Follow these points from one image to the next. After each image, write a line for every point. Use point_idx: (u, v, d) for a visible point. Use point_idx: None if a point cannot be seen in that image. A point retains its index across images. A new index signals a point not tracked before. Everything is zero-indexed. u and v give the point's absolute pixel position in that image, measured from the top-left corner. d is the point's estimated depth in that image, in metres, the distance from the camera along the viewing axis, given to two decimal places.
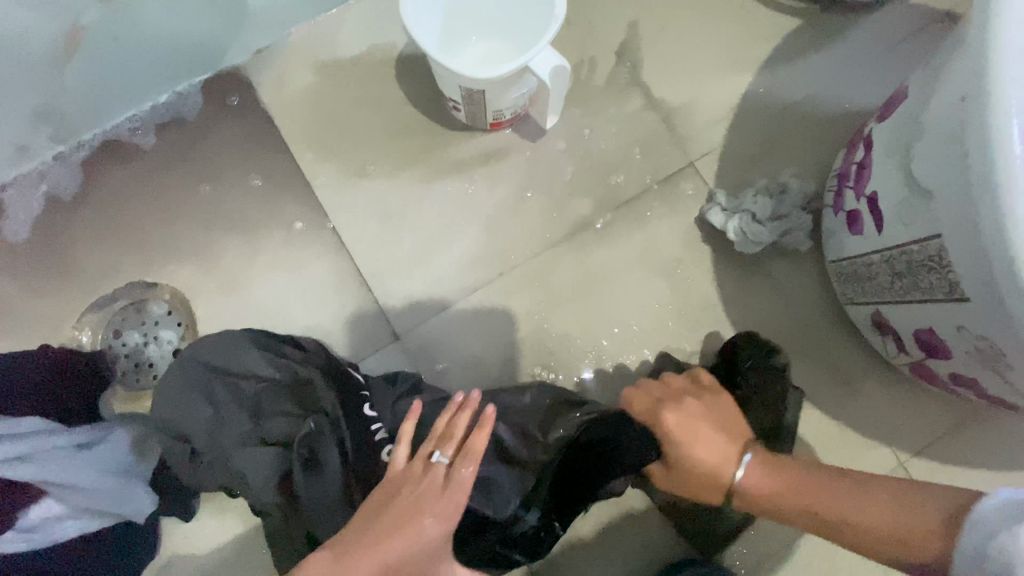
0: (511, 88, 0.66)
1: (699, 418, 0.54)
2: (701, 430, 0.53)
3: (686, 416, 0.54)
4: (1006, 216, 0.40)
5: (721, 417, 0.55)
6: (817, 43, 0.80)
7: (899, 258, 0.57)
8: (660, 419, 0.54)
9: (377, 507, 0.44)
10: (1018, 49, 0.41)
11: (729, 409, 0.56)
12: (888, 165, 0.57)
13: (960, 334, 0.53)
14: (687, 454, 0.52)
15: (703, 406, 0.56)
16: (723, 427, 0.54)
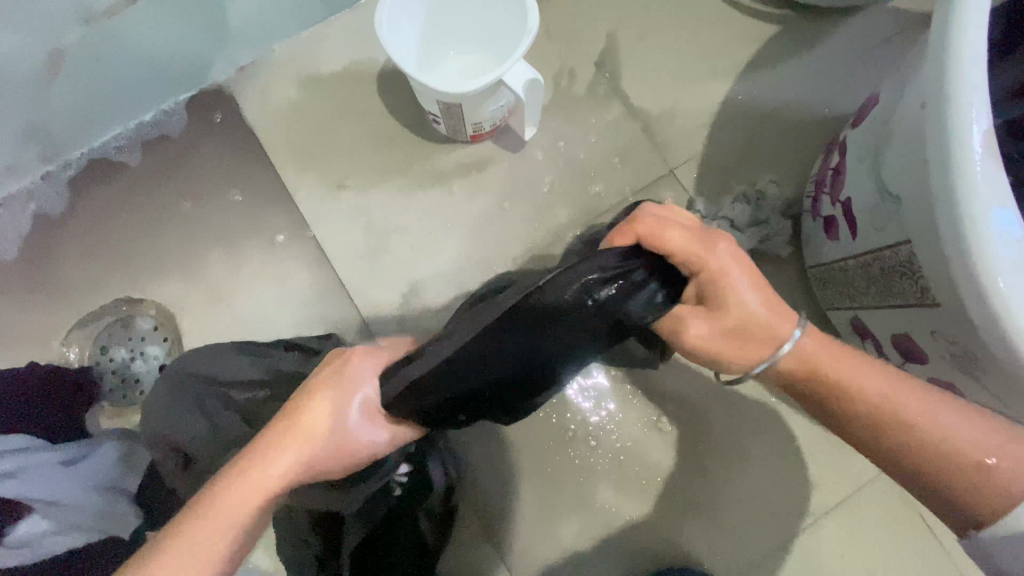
0: (487, 101, 0.67)
1: (743, 256, 0.48)
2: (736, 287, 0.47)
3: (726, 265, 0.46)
4: (963, 218, 0.40)
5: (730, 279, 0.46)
6: (795, 49, 0.80)
7: (874, 264, 0.57)
8: (716, 249, 0.47)
9: (280, 482, 0.44)
10: (977, 49, 0.40)
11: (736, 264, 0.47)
12: (860, 171, 0.57)
13: (934, 340, 0.53)
14: (734, 295, 0.46)
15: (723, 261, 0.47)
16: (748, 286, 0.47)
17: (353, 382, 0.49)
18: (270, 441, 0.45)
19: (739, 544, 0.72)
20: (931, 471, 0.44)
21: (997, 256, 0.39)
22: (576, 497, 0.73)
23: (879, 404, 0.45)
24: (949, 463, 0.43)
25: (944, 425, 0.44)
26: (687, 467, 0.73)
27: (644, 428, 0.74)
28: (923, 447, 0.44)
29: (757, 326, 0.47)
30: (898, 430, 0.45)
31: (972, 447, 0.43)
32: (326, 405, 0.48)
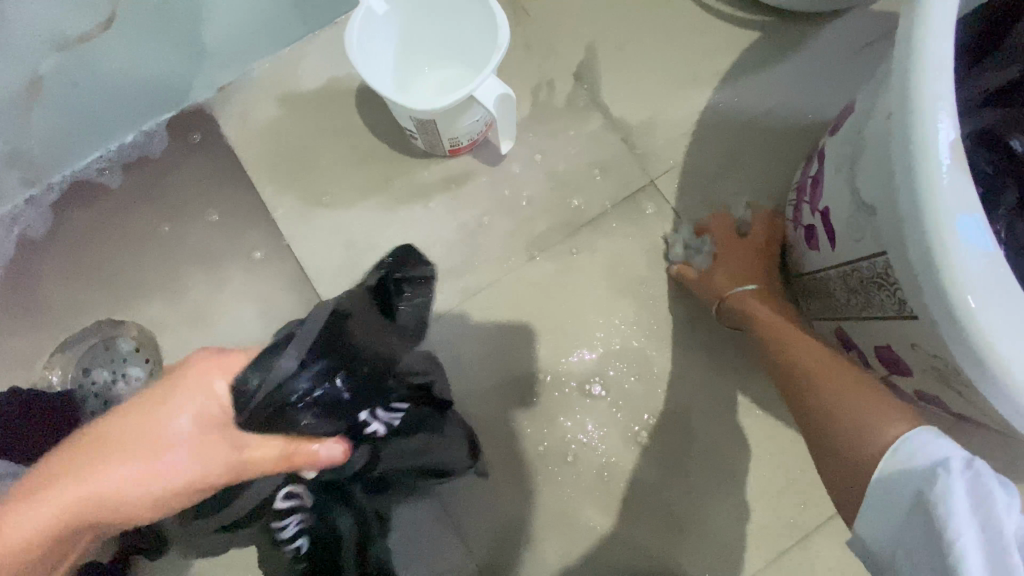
0: (462, 116, 0.66)
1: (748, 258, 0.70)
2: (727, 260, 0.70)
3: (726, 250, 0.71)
4: (928, 223, 0.38)
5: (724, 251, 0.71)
6: (777, 55, 0.79)
7: (853, 274, 0.56)
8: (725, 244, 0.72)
9: (92, 494, 0.38)
10: (943, 50, 0.39)
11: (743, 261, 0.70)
12: (837, 180, 0.56)
13: (914, 352, 0.51)
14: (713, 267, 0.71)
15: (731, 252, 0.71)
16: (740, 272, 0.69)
17: (188, 385, 0.39)
18: (94, 446, 0.39)
19: (727, 561, 0.71)
20: (830, 435, 0.48)
21: (963, 269, 0.37)
22: (559, 515, 0.72)
23: (808, 371, 0.53)
24: (846, 432, 0.46)
25: (851, 400, 0.48)
26: (674, 483, 0.72)
27: (629, 443, 0.73)
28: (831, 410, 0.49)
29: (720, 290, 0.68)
30: (812, 381, 0.52)
31: (870, 421, 0.45)
32: (159, 412, 0.39)
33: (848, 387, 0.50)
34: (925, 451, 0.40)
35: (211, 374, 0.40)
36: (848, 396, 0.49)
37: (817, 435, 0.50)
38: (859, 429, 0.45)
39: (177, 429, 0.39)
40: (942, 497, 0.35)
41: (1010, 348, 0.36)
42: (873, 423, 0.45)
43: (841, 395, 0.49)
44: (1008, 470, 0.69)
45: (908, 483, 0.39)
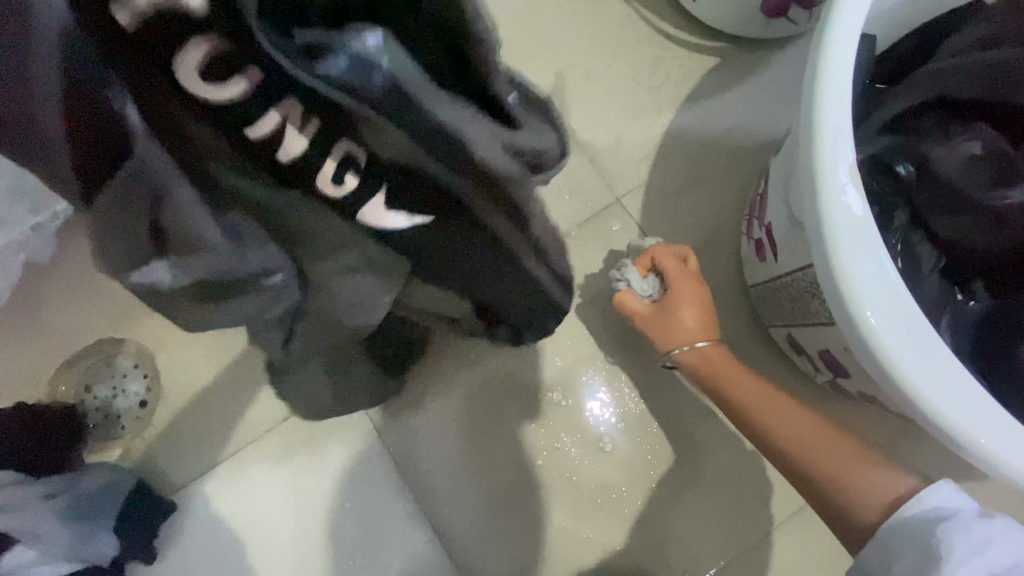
0: None
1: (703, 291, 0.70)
2: (684, 293, 0.68)
3: (681, 283, 0.69)
4: (828, 239, 0.42)
5: (683, 283, 0.69)
6: (732, 80, 0.85)
7: (792, 284, 0.61)
8: (683, 278, 0.70)
9: None
10: (841, 86, 0.44)
11: (695, 293, 0.69)
12: (776, 198, 0.61)
13: (847, 356, 0.56)
14: (677, 305, 0.68)
15: (689, 280, 0.70)
16: (701, 309, 0.68)
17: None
18: None
19: (693, 557, 0.76)
20: (821, 491, 0.49)
21: (857, 281, 0.41)
22: (535, 516, 0.77)
23: (793, 435, 0.53)
24: (845, 495, 0.47)
25: (832, 469, 0.49)
26: (640, 483, 0.77)
27: (599, 447, 0.78)
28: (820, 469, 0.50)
29: (689, 336, 0.67)
30: (798, 459, 0.52)
31: (860, 489, 0.46)
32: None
33: (829, 440, 0.51)
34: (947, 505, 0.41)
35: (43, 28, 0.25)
36: (833, 463, 0.49)
37: (812, 493, 0.51)
38: (853, 499, 0.46)
39: None
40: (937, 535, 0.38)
41: (910, 361, 0.41)
42: (866, 479, 0.46)
43: (830, 455, 0.50)
44: (958, 465, 0.73)
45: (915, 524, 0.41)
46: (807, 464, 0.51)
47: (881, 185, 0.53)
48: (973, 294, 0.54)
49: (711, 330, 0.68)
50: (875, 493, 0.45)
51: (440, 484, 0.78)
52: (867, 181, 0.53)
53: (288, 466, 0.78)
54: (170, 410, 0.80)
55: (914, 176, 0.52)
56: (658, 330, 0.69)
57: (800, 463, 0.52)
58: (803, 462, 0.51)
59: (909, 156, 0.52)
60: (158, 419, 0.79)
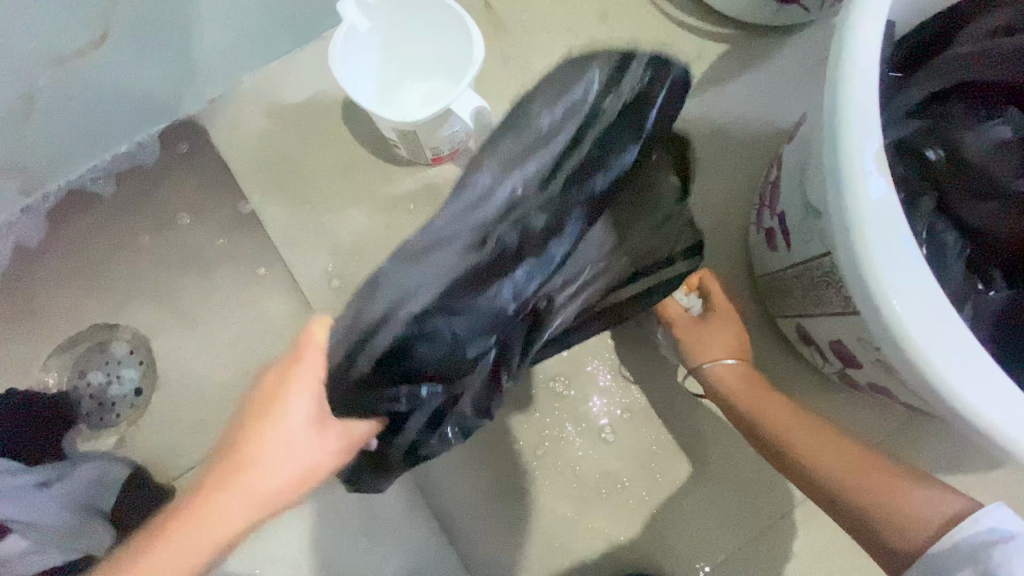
0: (442, 127, 0.70)
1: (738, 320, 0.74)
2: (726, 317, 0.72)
3: (724, 310, 0.73)
4: (853, 225, 0.42)
5: (726, 311, 0.73)
6: (741, 67, 0.84)
7: (805, 274, 0.60)
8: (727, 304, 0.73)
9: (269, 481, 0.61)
10: (867, 68, 0.43)
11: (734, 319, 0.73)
12: (790, 187, 0.60)
13: (862, 346, 0.55)
14: (721, 329, 0.71)
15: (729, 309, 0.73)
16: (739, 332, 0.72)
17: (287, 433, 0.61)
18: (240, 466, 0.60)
19: (697, 548, 0.76)
20: (865, 519, 0.50)
21: (884, 267, 0.41)
22: (539, 507, 0.76)
23: (839, 470, 0.53)
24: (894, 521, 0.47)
25: (881, 493, 0.49)
26: (646, 473, 0.77)
27: (603, 438, 0.77)
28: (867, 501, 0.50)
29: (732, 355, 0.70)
30: (845, 488, 0.52)
31: (914, 511, 0.47)
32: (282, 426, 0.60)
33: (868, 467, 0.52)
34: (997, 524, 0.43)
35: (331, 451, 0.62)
36: (877, 486, 0.50)
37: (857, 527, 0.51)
38: (910, 523, 0.47)
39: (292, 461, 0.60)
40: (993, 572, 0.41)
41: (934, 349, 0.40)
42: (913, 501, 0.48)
43: (873, 485, 0.50)
44: (962, 456, 0.73)
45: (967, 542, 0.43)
46: (854, 491, 0.51)
47: (911, 171, 0.52)
48: (993, 284, 0.54)
49: (739, 348, 0.70)
50: (930, 510, 0.46)
51: (443, 474, 0.77)
52: (896, 166, 0.52)
53: None
54: (165, 398, 0.78)
55: (945, 161, 0.51)
56: (697, 342, 0.70)
57: (845, 492, 0.52)
58: (849, 491, 0.51)
59: (940, 141, 0.51)
60: (154, 409, 0.77)
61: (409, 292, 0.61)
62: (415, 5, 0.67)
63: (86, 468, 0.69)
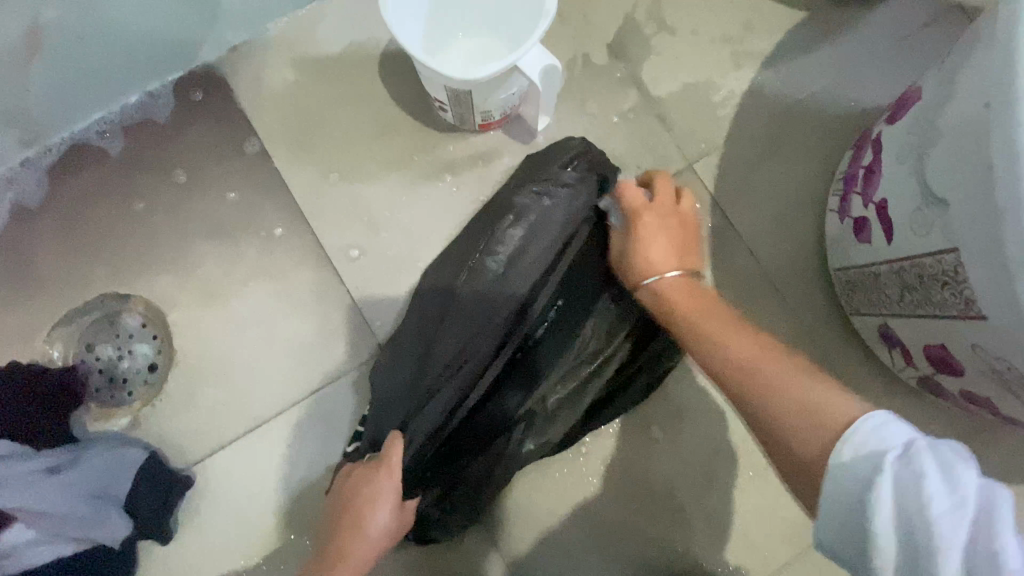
0: (500, 89, 0.63)
1: (674, 224, 0.57)
2: (643, 236, 0.56)
3: (649, 222, 0.57)
4: None
5: (667, 218, 0.57)
6: (822, 35, 0.76)
7: (909, 271, 0.54)
8: (680, 206, 0.58)
9: (376, 526, 0.55)
10: None
11: (687, 231, 0.57)
12: (899, 173, 0.54)
13: (975, 353, 0.50)
14: (647, 248, 0.56)
15: (658, 203, 0.58)
16: (662, 235, 0.56)
17: (374, 492, 0.55)
18: (351, 526, 0.55)
19: (755, 559, 0.70)
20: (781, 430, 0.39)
21: None
22: (581, 511, 0.70)
23: (734, 359, 0.44)
24: (808, 411, 0.38)
25: (778, 373, 0.41)
26: (700, 479, 0.71)
27: (655, 436, 0.71)
28: (745, 378, 0.42)
29: (658, 271, 0.55)
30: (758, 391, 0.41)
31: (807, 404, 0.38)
32: (372, 498, 0.55)
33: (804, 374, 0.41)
34: (886, 431, 0.34)
35: (410, 508, 0.58)
36: (796, 382, 0.40)
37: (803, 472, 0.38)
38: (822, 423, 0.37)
39: (385, 516, 0.55)
40: (996, 501, 0.29)
41: None
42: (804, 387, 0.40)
43: (782, 382, 0.41)
44: None
45: (864, 480, 0.33)
46: (763, 385, 0.41)
47: None
48: None
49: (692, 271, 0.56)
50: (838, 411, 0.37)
51: None
52: None
53: (314, 445, 0.70)
54: (181, 378, 0.71)
55: None
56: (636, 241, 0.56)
57: (755, 383, 0.42)
58: (764, 384, 0.41)
59: None
60: (169, 388, 0.71)
61: (449, 344, 0.59)
62: (476, 5, 0.65)
63: (99, 455, 0.63)
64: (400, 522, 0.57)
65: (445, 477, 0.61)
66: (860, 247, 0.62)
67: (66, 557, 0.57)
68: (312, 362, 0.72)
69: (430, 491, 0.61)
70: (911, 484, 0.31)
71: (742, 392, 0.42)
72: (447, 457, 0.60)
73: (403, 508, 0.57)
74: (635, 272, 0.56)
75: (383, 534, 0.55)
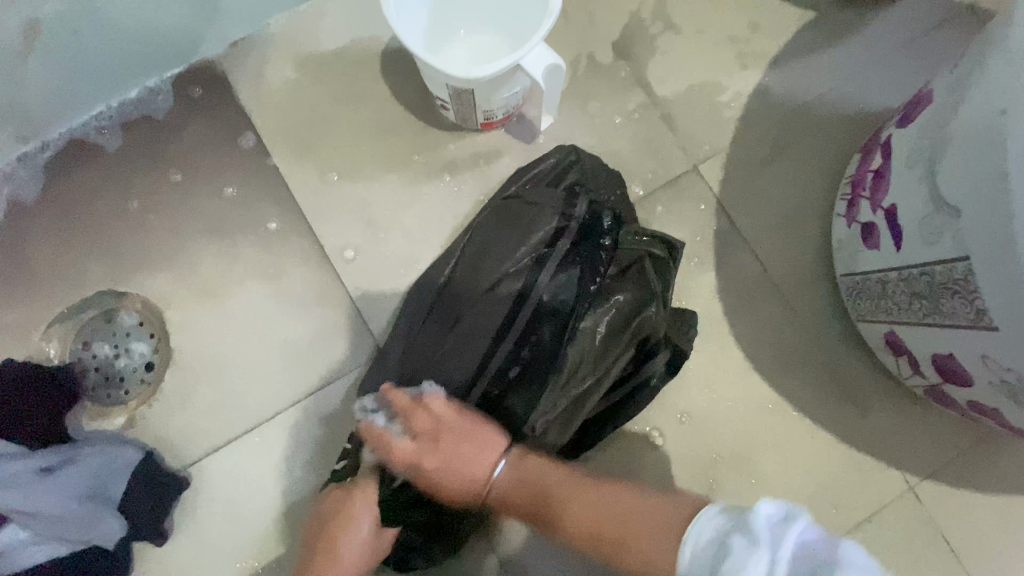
0: (503, 88, 0.62)
1: (463, 429, 0.51)
2: (444, 450, 0.50)
3: (436, 437, 0.50)
4: None
5: (443, 430, 0.51)
6: (831, 36, 0.75)
7: (919, 278, 0.53)
8: (426, 402, 0.52)
9: (355, 543, 0.56)
10: None
11: (452, 411, 0.52)
12: (909, 178, 0.53)
13: (985, 364, 0.49)
14: (455, 457, 0.50)
15: (430, 411, 0.52)
16: (444, 440, 0.50)
17: (355, 510, 0.57)
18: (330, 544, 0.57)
19: None
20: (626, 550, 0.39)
21: None
22: None
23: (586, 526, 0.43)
24: (636, 533, 0.39)
25: (624, 539, 0.40)
26: None
27: None
28: (606, 544, 0.41)
29: (475, 485, 0.49)
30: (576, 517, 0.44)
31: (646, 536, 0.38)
32: (352, 517, 0.57)
33: (651, 509, 0.40)
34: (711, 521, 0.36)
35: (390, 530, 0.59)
36: (635, 524, 0.40)
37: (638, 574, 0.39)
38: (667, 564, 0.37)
39: (362, 535, 0.57)
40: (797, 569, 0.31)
41: None
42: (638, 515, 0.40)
43: (625, 521, 0.41)
44: None
45: (697, 573, 0.34)
46: (619, 547, 0.40)
47: None
48: None
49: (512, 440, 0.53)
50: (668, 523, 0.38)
51: None
52: None
53: (310, 447, 0.69)
54: (178, 377, 0.70)
55: None
56: (430, 467, 0.50)
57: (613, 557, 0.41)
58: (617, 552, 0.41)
59: None
60: (165, 388, 0.70)
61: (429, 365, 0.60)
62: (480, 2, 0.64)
63: (94, 456, 0.62)
64: (378, 542, 0.58)
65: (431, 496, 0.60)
66: (868, 253, 0.61)
67: (62, 557, 0.60)
68: (309, 363, 0.71)
69: (413, 514, 0.60)
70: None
71: (611, 554, 0.41)
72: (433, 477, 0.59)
73: (383, 528, 0.58)
74: (416, 481, 0.52)
75: (362, 551, 0.57)
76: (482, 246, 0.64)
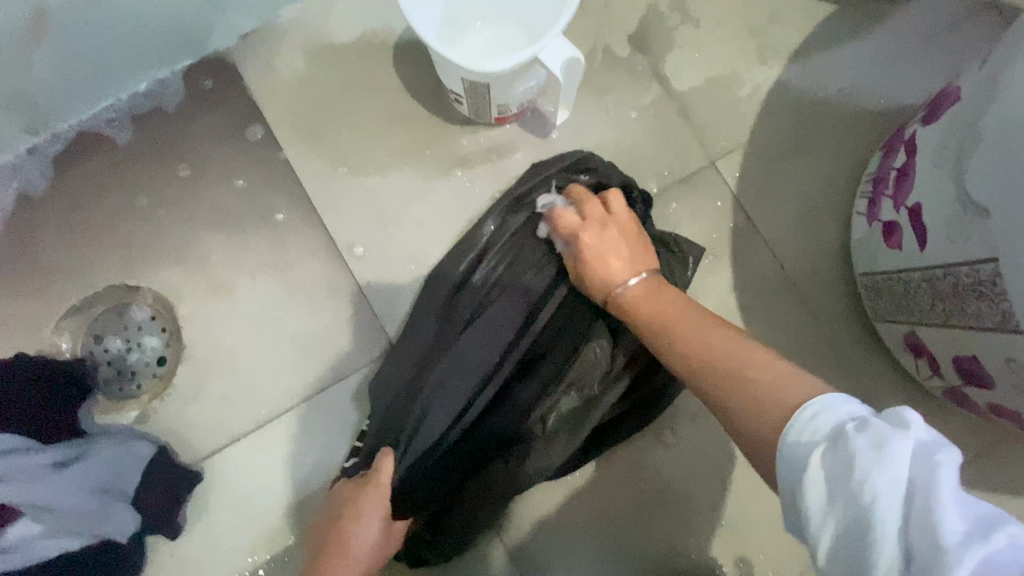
0: (518, 82, 0.61)
1: (640, 243, 0.55)
2: (605, 236, 0.55)
3: (602, 236, 0.56)
4: None
5: (618, 230, 0.56)
6: (852, 29, 0.73)
7: (943, 279, 0.52)
8: (612, 205, 0.58)
9: (363, 542, 0.55)
10: None
11: (631, 229, 0.56)
12: (935, 177, 0.51)
13: (1010, 368, 0.48)
14: (602, 259, 0.55)
15: (612, 217, 0.57)
16: (620, 241, 0.55)
17: (365, 508, 0.56)
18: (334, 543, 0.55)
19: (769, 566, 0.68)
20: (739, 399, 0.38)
21: None
22: (592, 515, 0.69)
23: (703, 355, 0.43)
24: (768, 377, 0.38)
25: (748, 367, 0.39)
26: (714, 483, 0.70)
27: (667, 439, 0.70)
28: (717, 373, 0.41)
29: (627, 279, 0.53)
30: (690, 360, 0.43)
31: (768, 381, 0.37)
32: (361, 515, 0.55)
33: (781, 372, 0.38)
34: (839, 408, 0.33)
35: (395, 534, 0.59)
36: (769, 375, 0.38)
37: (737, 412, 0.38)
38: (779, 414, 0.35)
39: (369, 534, 0.55)
40: (936, 475, 0.28)
41: None
42: (758, 364, 0.39)
43: (740, 368, 0.40)
44: None
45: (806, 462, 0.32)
46: (736, 374, 0.39)
47: None
48: None
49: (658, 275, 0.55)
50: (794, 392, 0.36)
51: None
52: None
53: (322, 443, 0.69)
54: (190, 371, 0.70)
55: None
56: (590, 230, 0.56)
57: (724, 372, 0.40)
58: (731, 372, 0.40)
59: None
60: (177, 382, 0.70)
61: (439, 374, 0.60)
62: None
63: (108, 450, 0.62)
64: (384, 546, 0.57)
65: (437, 501, 0.60)
66: (889, 252, 0.60)
67: (76, 551, 0.58)
68: (321, 359, 0.71)
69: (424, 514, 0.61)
70: (845, 462, 0.30)
71: (724, 376, 0.40)
72: (440, 481, 0.60)
73: (388, 530, 0.57)
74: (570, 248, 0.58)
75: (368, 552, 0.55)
76: (503, 242, 0.63)
